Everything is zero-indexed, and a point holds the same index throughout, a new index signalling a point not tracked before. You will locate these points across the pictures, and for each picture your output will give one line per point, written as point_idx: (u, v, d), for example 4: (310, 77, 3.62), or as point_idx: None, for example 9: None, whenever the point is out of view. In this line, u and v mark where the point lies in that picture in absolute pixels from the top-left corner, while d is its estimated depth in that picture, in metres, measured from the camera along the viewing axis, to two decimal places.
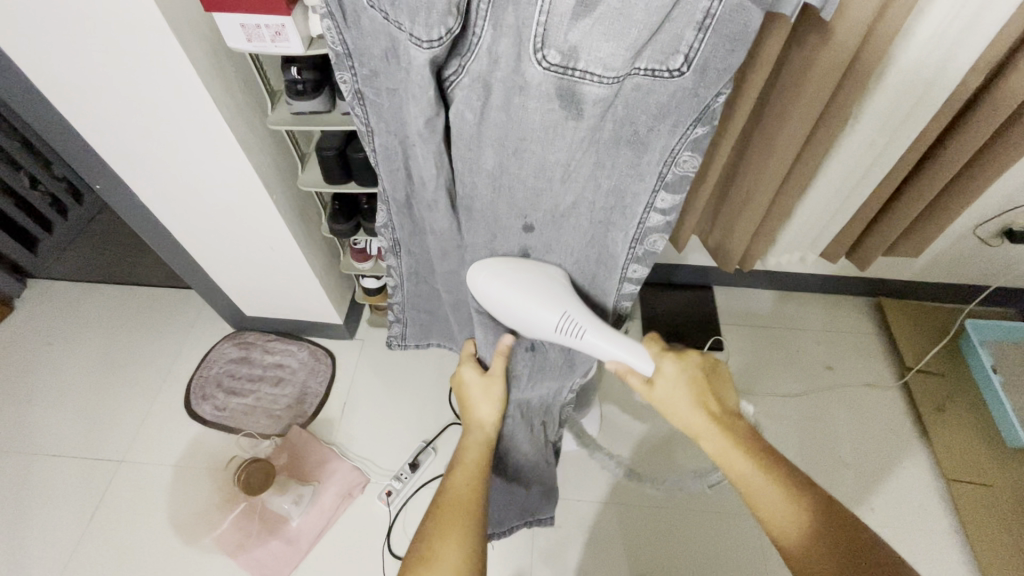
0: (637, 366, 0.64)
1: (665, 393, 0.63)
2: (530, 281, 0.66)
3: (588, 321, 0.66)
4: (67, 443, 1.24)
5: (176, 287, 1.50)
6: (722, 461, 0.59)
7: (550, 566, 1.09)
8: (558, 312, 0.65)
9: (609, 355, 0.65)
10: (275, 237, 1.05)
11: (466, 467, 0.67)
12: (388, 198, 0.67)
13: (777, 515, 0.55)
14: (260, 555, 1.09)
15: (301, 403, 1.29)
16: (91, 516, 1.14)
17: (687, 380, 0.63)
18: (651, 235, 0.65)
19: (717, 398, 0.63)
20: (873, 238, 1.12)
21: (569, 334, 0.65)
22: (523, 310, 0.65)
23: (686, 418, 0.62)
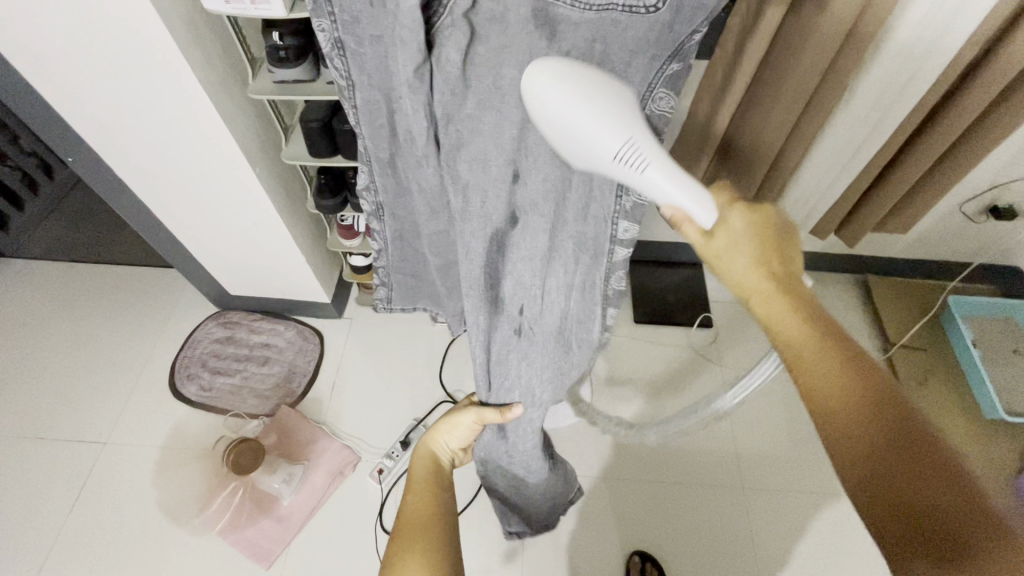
0: (697, 213, 0.47)
1: (723, 243, 0.49)
2: (596, 91, 0.45)
3: (656, 154, 0.46)
4: (50, 424, 1.22)
5: (157, 265, 1.46)
6: (773, 327, 0.49)
7: (543, 539, 1.11)
8: (623, 134, 0.44)
9: (667, 198, 0.47)
10: (259, 213, 1.02)
11: (422, 487, 0.71)
12: (371, 156, 0.64)
13: (821, 387, 0.45)
14: (252, 534, 1.08)
15: (289, 382, 1.27)
16: (77, 498, 1.13)
17: (754, 233, 0.49)
18: None
19: (786, 259, 0.50)
20: (862, 214, 1.12)
21: (629, 166, 0.45)
22: (577, 131, 0.45)
23: (739, 278, 0.50)
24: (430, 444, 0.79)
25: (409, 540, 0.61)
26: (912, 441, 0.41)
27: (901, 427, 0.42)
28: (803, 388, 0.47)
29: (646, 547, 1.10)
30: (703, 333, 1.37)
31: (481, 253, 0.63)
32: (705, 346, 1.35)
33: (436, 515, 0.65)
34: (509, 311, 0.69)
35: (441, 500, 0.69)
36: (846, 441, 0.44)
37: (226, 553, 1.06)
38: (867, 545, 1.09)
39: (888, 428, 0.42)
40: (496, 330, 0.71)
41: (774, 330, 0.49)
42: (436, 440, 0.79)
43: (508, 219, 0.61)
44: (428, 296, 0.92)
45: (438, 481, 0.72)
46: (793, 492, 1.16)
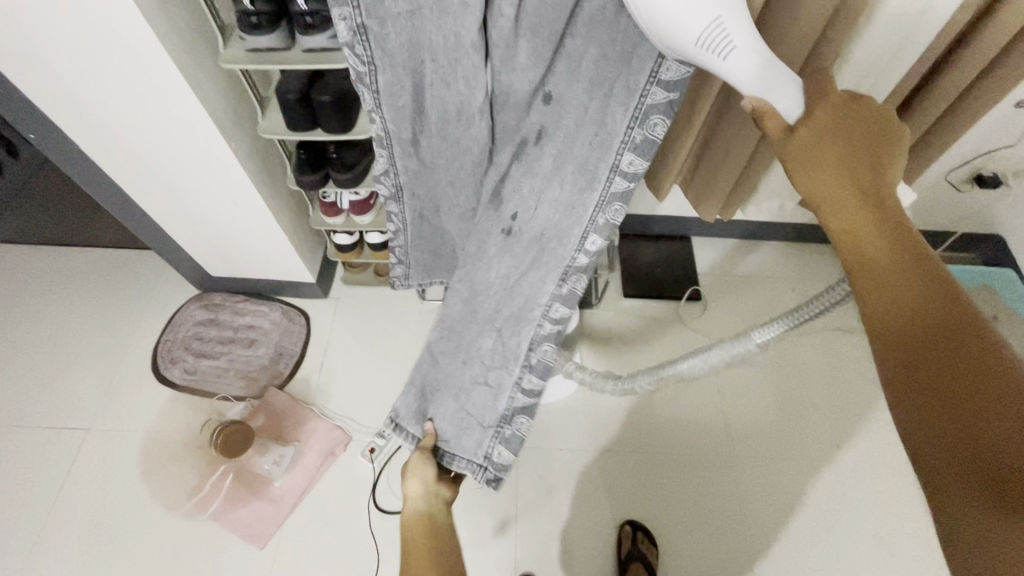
0: (774, 99, 0.46)
1: (806, 141, 0.45)
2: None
3: (742, 35, 0.44)
4: (30, 412, 1.19)
5: (133, 247, 1.41)
6: (845, 236, 0.42)
7: (535, 513, 1.12)
8: (713, 13, 0.42)
9: (750, 84, 0.46)
10: (237, 190, 0.98)
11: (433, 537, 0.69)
12: (393, 136, 0.62)
13: (891, 306, 0.39)
14: (245, 516, 1.07)
15: (277, 363, 1.25)
16: (62, 485, 1.11)
17: (841, 135, 0.44)
18: (652, 116, 0.55)
19: (879, 167, 0.43)
20: None
21: (712, 50, 0.44)
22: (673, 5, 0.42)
23: (817, 185, 0.44)
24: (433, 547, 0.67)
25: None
26: (974, 360, 0.34)
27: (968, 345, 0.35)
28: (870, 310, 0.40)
29: (637, 517, 1.12)
30: (692, 306, 1.38)
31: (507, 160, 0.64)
32: (694, 319, 1.36)
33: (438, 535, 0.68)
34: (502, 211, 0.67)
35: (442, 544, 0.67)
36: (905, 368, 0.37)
37: (219, 535, 1.06)
38: (850, 507, 1.13)
39: (958, 344, 0.35)
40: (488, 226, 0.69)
41: (847, 239, 0.42)
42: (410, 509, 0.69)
43: (534, 134, 0.60)
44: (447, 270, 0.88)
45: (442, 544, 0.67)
46: (778, 459, 1.18)
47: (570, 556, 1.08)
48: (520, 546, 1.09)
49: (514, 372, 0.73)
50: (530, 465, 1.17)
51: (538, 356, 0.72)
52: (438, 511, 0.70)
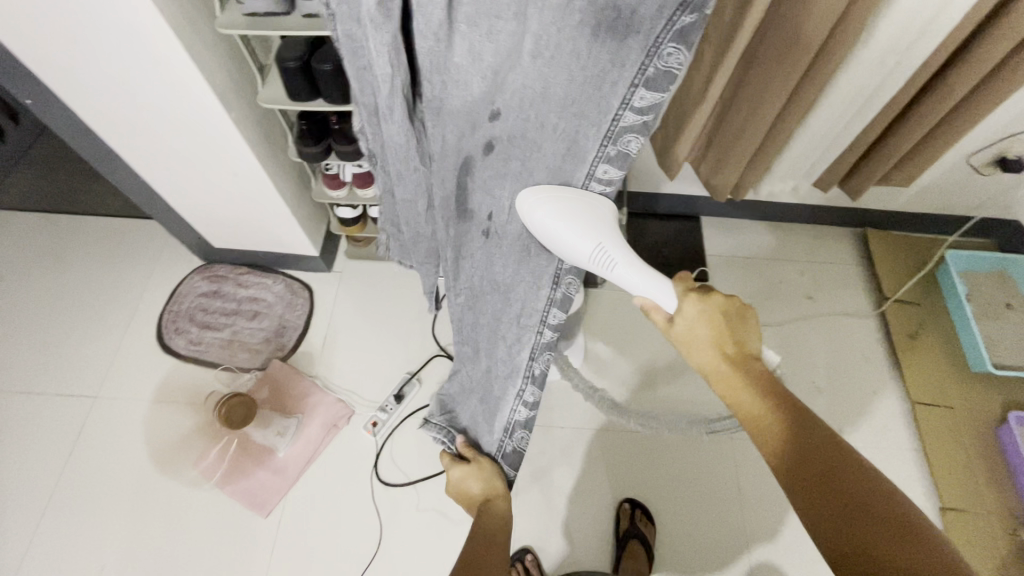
0: (663, 302, 0.56)
1: (684, 327, 0.54)
2: (579, 215, 0.55)
3: (622, 255, 0.57)
4: (38, 377, 1.20)
5: (136, 216, 1.40)
6: (733, 405, 0.51)
7: (535, 490, 1.13)
8: (593, 246, 0.56)
9: (639, 289, 0.57)
10: (238, 160, 0.97)
11: (468, 499, 0.82)
12: (359, 101, 0.59)
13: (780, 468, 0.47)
14: (249, 485, 1.09)
15: (280, 335, 1.25)
16: (71, 451, 1.13)
17: (709, 318, 0.53)
18: (625, 134, 0.49)
19: (739, 341, 0.53)
20: (870, 163, 1.08)
21: (601, 266, 0.57)
22: (563, 244, 0.56)
23: (702, 363, 0.53)
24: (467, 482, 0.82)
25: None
26: (867, 504, 0.43)
27: (857, 489, 0.44)
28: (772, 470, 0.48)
29: (636, 493, 1.14)
30: None
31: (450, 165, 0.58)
32: None
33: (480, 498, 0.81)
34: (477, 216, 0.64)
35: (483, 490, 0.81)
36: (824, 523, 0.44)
37: (224, 503, 1.08)
38: None
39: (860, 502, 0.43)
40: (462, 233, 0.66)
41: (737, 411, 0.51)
42: (465, 492, 0.83)
43: (482, 146, 0.55)
44: None
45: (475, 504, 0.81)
46: None
47: (570, 529, 1.10)
48: (520, 521, 1.10)
49: (517, 384, 0.74)
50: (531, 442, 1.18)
51: (539, 366, 0.72)
52: (499, 501, 0.80)
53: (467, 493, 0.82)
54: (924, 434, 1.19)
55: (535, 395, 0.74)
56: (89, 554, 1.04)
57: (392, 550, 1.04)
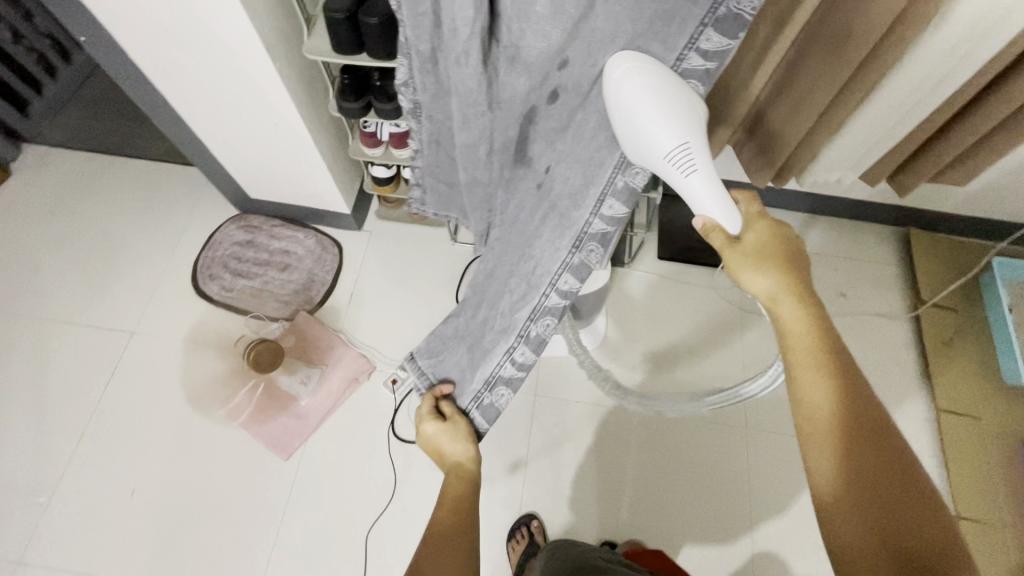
0: (729, 221, 0.55)
1: (751, 248, 0.55)
2: (668, 101, 0.51)
3: (703, 163, 0.53)
4: (82, 309, 1.26)
5: (177, 162, 1.44)
6: (781, 330, 0.54)
7: (546, 459, 1.15)
8: (679, 140, 0.52)
9: (704, 203, 0.54)
10: (280, 113, 0.98)
11: (434, 454, 0.80)
12: (412, 48, 0.61)
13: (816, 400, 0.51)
14: (272, 428, 1.14)
15: (309, 289, 1.28)
16: (109, 381, 1.19)
17: (780, 249, 0.55)
18: (686, 79, 0.54)
19: (805, 280, 0.55)
20: (923, 159, 1.03)
21: (677, 167, 0.53)
22: (646, 124, 0.51)
23: (758, 287, 0.55)
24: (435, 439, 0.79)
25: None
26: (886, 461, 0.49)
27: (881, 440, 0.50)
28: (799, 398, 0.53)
29: (644, 472, 1.14)
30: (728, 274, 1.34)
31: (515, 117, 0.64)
32: (728, 288, 1.33)
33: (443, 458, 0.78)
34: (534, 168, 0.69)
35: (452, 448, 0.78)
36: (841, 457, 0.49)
37: (248, 442, 1.13)
38: None
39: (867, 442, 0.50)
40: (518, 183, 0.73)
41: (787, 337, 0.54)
42: (436, 449, 0.79)
43: (548, 96, 0.61)
44: (459, 208, 0.89)
45: (439, 460, 0.79)
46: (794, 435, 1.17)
47: (578, 502, 1.12)
48: (529, 486, 1.13)
49: (510, 341, 0.72)
50: (545, 412, 1.19)
51: (538, 329, 0.70)
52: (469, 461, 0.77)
53: (435, 448, 0.79)
54: (945, 442, 1.17)
55: (529, 357, 0.72)
56: (123, 476, 1.10)
57: (404, 502, 1.08)
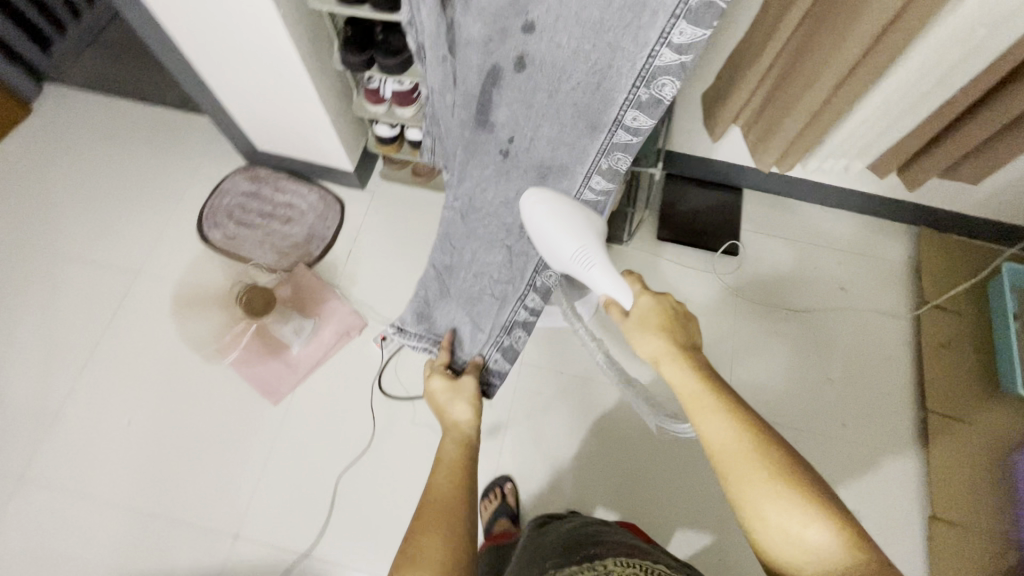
0: (622, 300, 0.65)
1: (637, 314, 0.63)
2: (564, 219, 0.69)
3: (598, 258, 0.68)
4: (92, 247, 1.31)
5: (191, 112, 1.46)
6: (675, 385, 0.57)
7: (527, 426, 1.17)
8: (576, 245, 0.68)
9: (602, 288, 0.67)
10: (285, 63, 0.98)
11: (438, 411, 0.79)
12: None
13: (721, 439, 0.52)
14: (263, 372, 1.18)
15: (309, 243, 1.31)
16: (113, 317, 1.24)
17: (659, 311, 0.62)
18: (660, 77, 0.57)
19: (687, 336, 0.60)
20: (932, 154, 1.00)
21: (579, 264, 0.68)
22: (551, 237, 0.69)
23: (649, 346, 0.60)
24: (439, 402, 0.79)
25: (407, 564, 0.53)
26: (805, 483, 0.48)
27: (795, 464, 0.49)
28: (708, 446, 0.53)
29: (623, 448, 1.15)
30: (727, 260, 1.33)
31: (480, 78, 0.64)
32: (726, 273, 1.32)
33: (447, 417, 0.76)
34: (496, 135, 0.70)
35: (459, 408, 0.77)
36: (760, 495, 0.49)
37: (238, 384, 1.17)
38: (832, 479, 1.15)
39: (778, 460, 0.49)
40: (483, 149, 0.72)
41: (681, 391, 0.56)
42: (440, 407, 0.79)
43: (513, 60, 0.61)
44: None
45: (442, 418, 0.77)
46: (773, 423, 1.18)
47: (555, 470, 1.14)
48: (508, 451, 1.15)
49: (520, 290, 0.86)
50: (530, 381, 1.21)
51: (543, 280, 0.84)
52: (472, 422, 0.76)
53: (442, 409, 0.79)
54: (932, 443, 1.16)
55: (539, 302, 0.87)
56: (122, 407, 1.16)
57: (385, 455, 1.11)
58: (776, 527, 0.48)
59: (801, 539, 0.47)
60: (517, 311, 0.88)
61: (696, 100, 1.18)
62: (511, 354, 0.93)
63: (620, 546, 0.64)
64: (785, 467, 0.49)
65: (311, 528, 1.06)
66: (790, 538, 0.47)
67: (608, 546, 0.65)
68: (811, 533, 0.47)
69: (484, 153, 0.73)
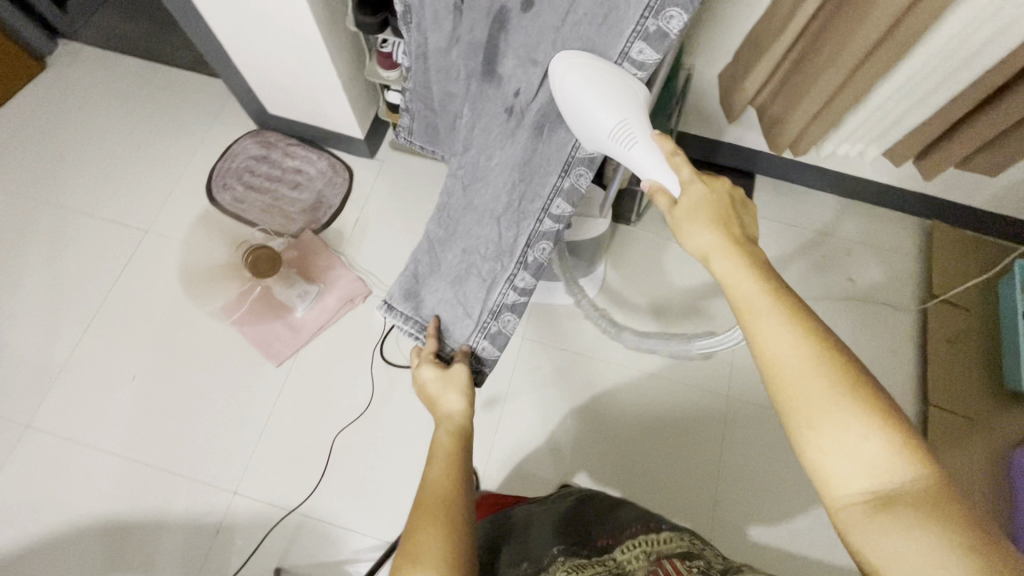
0: (668, 182, 0.60)
1: (686, 208, 0.57)
2: (602, 87, 0.58)
3: (641, 136, 0.60)
4: (101, 204, 1.31)
5: (203, 74, 1.46)
6: (729, 285, 0.52)
7: (525, 400, 1.18)
8: (617, 119, 0.59)
9: (650, 174, 0.61)
10: (296, 23, 0.97)
11: (430, 402, 0.78)
12: None
13: (775, 346, 0.47)
14: (266, 334, 1.19)
15: (316, 210, 1.31)
16: (120, 274, 1.25)
17: (712, 204, 0.57)
18: (668, 7, 0.55)
19: (741, 228, 0.56)
20: (950, 142, 0.98)
21: (619, 143, 0.60)
22: (585, 111, 0.59)
23: (699, 241, 0.56)
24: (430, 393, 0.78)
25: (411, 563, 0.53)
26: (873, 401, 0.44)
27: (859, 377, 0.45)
28: (760, 355, 0.48)
29: (620, 425, 1.16)
30: None
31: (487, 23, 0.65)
32: None
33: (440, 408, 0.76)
34: (503, 85, 0.69)
35: (450, 399, 0.76)
36: (820, 414, 0.44)
37: (241, 343, 1.18)
38: None
39: (843, 373, 0.45)
40: (488, 102, 0.71)
41: (734, 294, 0.51)
42: (432, 397, 0.78)
43: (523, 1, 0.61)
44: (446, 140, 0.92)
45: (434, 411, 0.76)
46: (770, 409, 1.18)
47: (550, 445, 1.14)
48: (505, 424, 1.16)
49: (511, 268, 0.78)
50: (530, 356, 1.21)
51: (535, 255, 0.76)
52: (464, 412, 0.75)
53: (433, 400, 0.78)
54: (931, 437, 1.15)
55: (530, 280, 0.78)
56: (127, 362, 1.17)
57: (383, 421, 1.12)
58: (835, 449, 0.43)
59: (860, 453, 0.43)
60: (506, 293, 0.79)
61: (713, 79, 1.16)
62: (498, 342, 0.85)
63: (630, 524, 0.65)
64: (849, 376, 0.45)
65: (308, 489, 1.07)
66: (846, 452, 0.43)
67: (617, 532, 0.66)
68: (870, 445, 0.42)
69: (490, 105, 0.71)
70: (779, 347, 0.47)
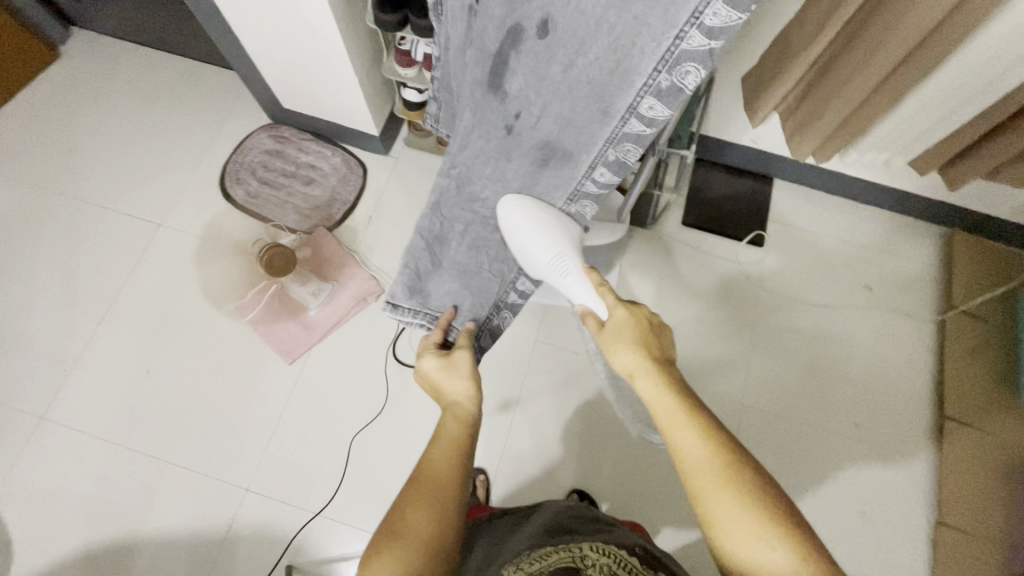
0: (596, 306, 0.71)
1: (613, 328, 0.63)
2: (542, 226, 0.74)
3: (574, 267, 0.75)
4: (114, 196, 1.31)
5: (217, 65, 1.44)
6: (650, 402, 0.56)
7: (535, 403, 1.17)
8: (553, 253, 0.74)
9: (580, 298, 0.74)
10: (314, 19, 0.96)
11: (430, 388, 0.72)
12: None
13: (693, 461, 0.51)
14: (278, 332, 1.18)
15: (330, 207, 1.30)
16: (133, 267, 1.25)
17: (635, 325, 0.62)
18: (683, 62, 0.51)
19: (661, 348, 0.61)
20: (977, 154, 0.96)
21: (557, 272, 0.76)
22: (529, 245, 0.75)
23: (624, 360, 0.60)
24: (431, 379, 0.72)
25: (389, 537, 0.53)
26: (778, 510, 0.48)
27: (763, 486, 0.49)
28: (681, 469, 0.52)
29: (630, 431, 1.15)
30: (751, 251, 1.31)
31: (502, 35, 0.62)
32: (750, 263, 1.30)
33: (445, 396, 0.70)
34: (506, 102, 0.67)
35: (453, 385, 0.70)
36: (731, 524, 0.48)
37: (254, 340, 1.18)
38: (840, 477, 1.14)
39: (749, 486, 0.49)
40: (490, 115, 0.70)
41: (652, 410, 0.56)
42: (435, 385, 0.72)
43: (536, 22, 0.58)
44: None
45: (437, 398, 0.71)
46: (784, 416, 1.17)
47: (560, 449, 1.14)
48: (515, 427, 1.15)
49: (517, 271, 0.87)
50: (542, 359, 1.21)
51: None
52: (466, 402, 0.68)
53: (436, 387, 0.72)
54: (945, 449, 1.14)
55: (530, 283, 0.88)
56: (140, 355, 1.18)
57: (394, 421, 1.12)
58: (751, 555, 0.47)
59: (772, 564, 0.46)
60: (508, 293, 0.88)
61: (735, 82, 1.13)
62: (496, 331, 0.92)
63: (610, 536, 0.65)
64: (754, 487, 0.49)
65: (319, 487, 1.08)
66: (758, 561, 0.47)
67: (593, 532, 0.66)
68: (777, 555, 0.46)
69: (490, 117, 0.70)
70: (696, 461, 0.51)
